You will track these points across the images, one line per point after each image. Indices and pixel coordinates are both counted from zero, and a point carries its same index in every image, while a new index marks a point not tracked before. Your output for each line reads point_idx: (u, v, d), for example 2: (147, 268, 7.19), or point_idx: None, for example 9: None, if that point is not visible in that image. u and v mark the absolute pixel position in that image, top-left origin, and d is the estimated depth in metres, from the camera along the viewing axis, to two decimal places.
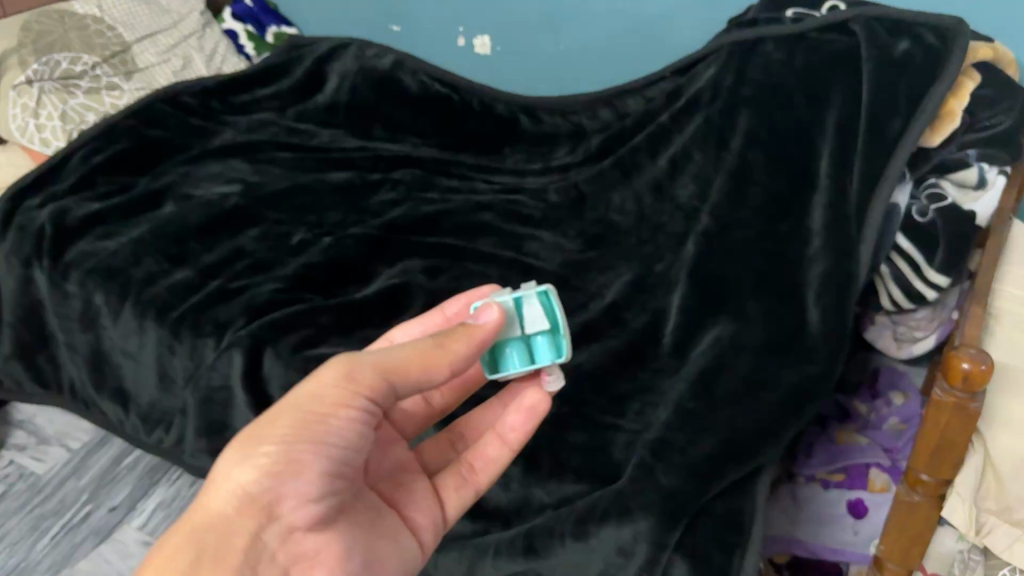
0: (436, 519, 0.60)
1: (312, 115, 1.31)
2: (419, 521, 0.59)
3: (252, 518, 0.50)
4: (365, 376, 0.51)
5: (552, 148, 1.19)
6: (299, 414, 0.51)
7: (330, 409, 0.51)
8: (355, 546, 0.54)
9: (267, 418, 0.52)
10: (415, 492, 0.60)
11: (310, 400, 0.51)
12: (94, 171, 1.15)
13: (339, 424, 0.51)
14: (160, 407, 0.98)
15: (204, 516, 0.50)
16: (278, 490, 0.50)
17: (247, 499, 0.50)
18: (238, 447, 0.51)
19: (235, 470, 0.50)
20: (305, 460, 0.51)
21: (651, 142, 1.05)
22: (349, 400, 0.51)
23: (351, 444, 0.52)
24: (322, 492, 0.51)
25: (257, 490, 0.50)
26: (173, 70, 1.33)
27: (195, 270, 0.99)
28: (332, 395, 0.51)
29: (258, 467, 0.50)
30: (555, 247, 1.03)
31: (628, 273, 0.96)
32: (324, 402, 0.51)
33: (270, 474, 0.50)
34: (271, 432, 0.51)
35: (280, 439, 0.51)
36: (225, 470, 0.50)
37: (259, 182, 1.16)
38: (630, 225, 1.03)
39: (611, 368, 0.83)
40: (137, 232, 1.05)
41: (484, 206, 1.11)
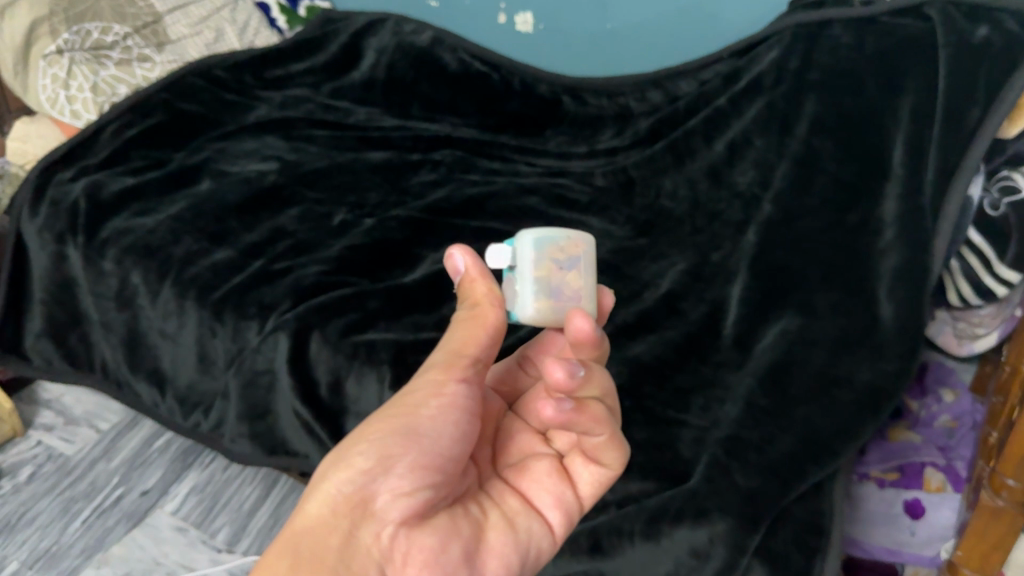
0: (564, 496, 0.56)
1: (348, 92, 1.27)
2: (543, 500, 0.55)
3: (349, 518, 0.46)
4: (447, 358, 0.51)
5: (597, 131, 1.16)
6: (391, 411, 0.50)
7: (421, 400, 0.50)
8: (456, 538, 0.49)
9: (362, 424, 0.50)
10: (536, 472, 0.56)
11: (401, 399, 0.51)
12: (127, 147, 1.12)
13: (430, 414, 0.49)
14: (199, 390, 0.95)
15: (303, 522, 0.46)
16: (372, 488, 0.47)
17: (341, 498, 0.47)
18: (334, 453, 0.49)
19: (332, 476, 0.48)
20: (396, 453, 0.48)
21: (706, 126, 1.02)
22: (440, 386, 0.50)
23: (446, 436, 0.50)
24: (416, 485, 0.48)
25: (351, 490, 0.47)
26: (205, 43, 1.29)
27: (236, 249, 0.96)
28: (423, 385, 0.50)
29: (352, 467, 0.48)
30: (604, 233, 1.00)
31: (683, 261, 0.93)
32: (415, 395, 0.50)
33: (364, 472, 0.47)
34: (365, 431, 0.49)
35: (374, 437, 0.48)
36: (322, 475, 0.48)
37: (296, 161, 1.12)
38: (683, 212, 1.00)
39: (671, 360, 0.81)
40: (174, 210, 1.01)
41: (528, 189, 1.07)
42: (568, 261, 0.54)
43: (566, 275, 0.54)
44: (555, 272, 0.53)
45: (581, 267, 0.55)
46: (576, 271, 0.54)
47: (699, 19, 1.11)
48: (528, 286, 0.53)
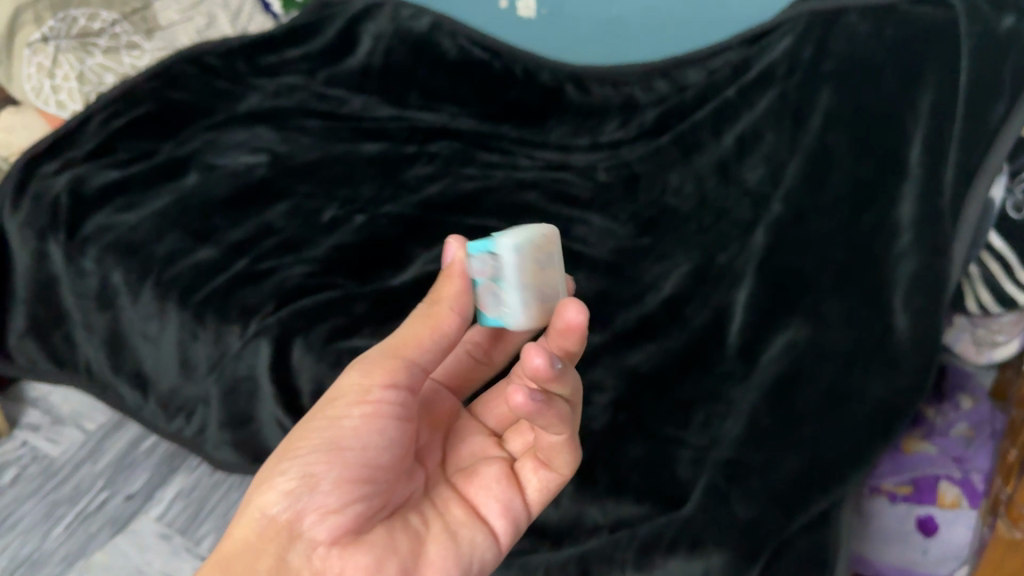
0: (513, 502, 0.55)
1: (344, 80, 1.22)
2: (490, 507, 0.55)
3: (275, 542, 0.49)
4: (377, 364, 0.51)
5: (601, 122, 1.10)
6: (317, 424, 0.51)
7: (344, 410, 0.50)
8: (392, 554, 0.50)
9: (289, 439, 0.52)
10: (485, 477, 0.56)
11: (329, 408, 0.51)
12: (114, 137, 1.08)
13: (352, 425, 0.50)
14: (182, 395, 0.91)
15: (231, 547, 0.49)
16: (297, 508, 0.49)
17: (267, 522, 0.49)
18: (263, 474, 0.51)
19: (257, 497, 0.50)
20: (318, 471, 0.49)
21: (715, 119, 0.97)
22: (363, 395, 0.50)
23: (373, 446, 0.50)
24: (341, 501, 0.49)
25: (278, 512, 0.49)
26: (196, 29, 1.25)
27: (220, 248, 0.92)
28: (345, 393, 0.51)
29: (276, 487, 0.50)
30: (604, 231, 0.96)
31: (688, 263, 0.88)
32: (338, 406, 0.51)
33: (288, 493, 0.49)
34: (289, 451, 0.51)
35: (298, 457, 0.50)
36: (250, 498, 0.51)
37: (288, 153, 1.08)
38: (690, 210, 0.94)
39: (671, 372, 0.76)
40: (158, 204, 0.97)
41: (527, 184, 1.03)
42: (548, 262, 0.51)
43: (545, 272, 0.51)
44: (537, 273, 0.50)
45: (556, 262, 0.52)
46: (553, 266, 0.51)
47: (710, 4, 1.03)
48: (517, 298, 0.49)
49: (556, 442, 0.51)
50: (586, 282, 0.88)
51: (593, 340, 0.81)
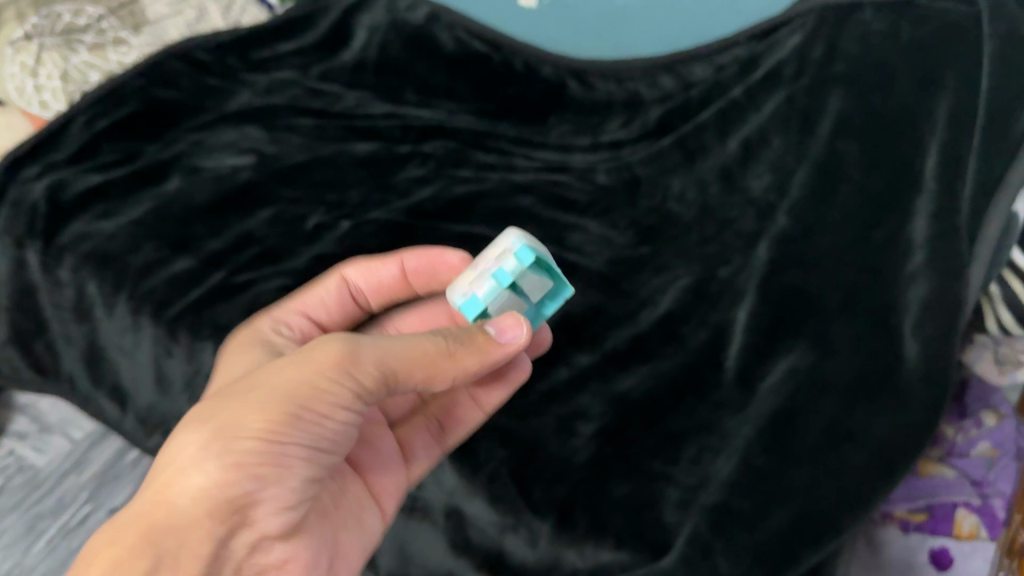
0: (399, 480, 0.66)
1: (337, 75, 1.17)
2: (386, 489, 0.65)
3: (223, 521, 0.51)
4: (367, 377, 0.54)
5: (604, 119, 1.05)
6: (296, 407, 0.53)
7: (332, 412, 0.54)
8: (321, 546, 0.57)
9: (254, 409, 0.52)
10: (382, 450, 0.66)
11: (312, 394, 0.53)
12: (99, 138, 1.04)
13: (330, 428, 0.54)
14: (159, 411, 0.88)
15: (174, 519, 0.50)
16: (256, 488, 0.52)
17: (204, 492, 0.51)
18: (215, 436, 0.52)
19: (212, 467, 0.51)
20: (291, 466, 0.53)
21: (721, 121, 0.91)
22: (350, 404, 0.54)
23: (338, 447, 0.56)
24: (296, 499, 0.54)
25: (230, 489, 0.51)
26: (187, 22, 1.20)
27: (198, 259, 0.88)
28: (335, 393, 0.53)
29: (231, 461, 0.51)
30: (601, 239, 0.91)
31: (687, 276, 0.83)
32: (330, 406, 0.53)
33: (257, 475, 0.52)
34: (259, 427, 0.52)
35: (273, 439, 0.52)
36: (188, 450, 0.51)
37: (276, 154, 1.04)
38: (692, 218, 0.88)
39: (663, 398, 0.71)
40: (137, 212, 0.94)
41: (523, 188, 0.98)
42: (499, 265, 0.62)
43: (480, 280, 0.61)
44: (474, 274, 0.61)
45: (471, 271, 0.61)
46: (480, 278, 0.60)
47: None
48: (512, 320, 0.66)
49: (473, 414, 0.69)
50: (579, 295, 0.83)
51: (581, 362, 0.76)
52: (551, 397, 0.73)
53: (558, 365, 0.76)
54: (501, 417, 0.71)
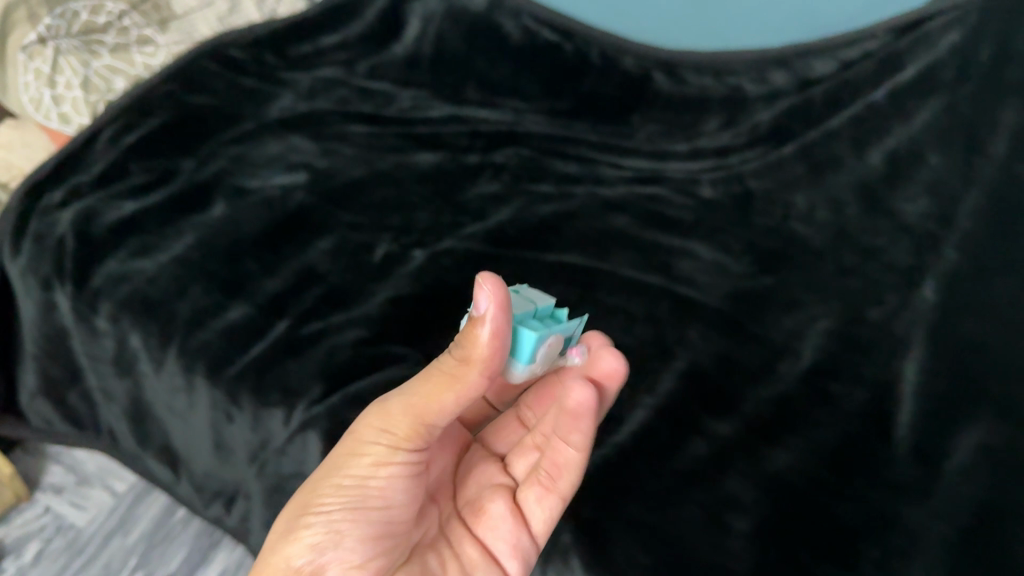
0: (522, 542, 0.57)
1: (389, 71, 1.05)
2: (501, 550, 0.57)
3: None
4: (401, 426, 0.50)
5: (700, 119, 0.92)
6: (340, 478, 0.52)
7: (371, 471, 0.51)
8: None
9: (315, 481, 0.53)
10: (492, 517, 0.57)
11: (354, 458, 0.51)
12: (128, 157, 0.92)
13: (380, 483, 0.51)
14: (218, 478, 0.77)
15: None
16: (322, 562, 0.52)
17: (293, 572, 0.52)
18: (294, 513, 0.53)
19: (284, 545, 0.52)
20: (345, 530, 0.51)
21: (855, 130, 0.83)
22: (389, 456, 0.51)
23: (394, 502, 0.52)
24: (366, 558, 0.52)
25: (303, 563, 0.52)
26: (217, 16, 1.06)
27: (255, 304, 0.76)
28: (375, 450, 0.51)
29: (301, 541, 0.52)
30: (716, 267, 0.79)
31: (829, 316, 0.72)
32: (365, 466, 0.51)
33: (313, 547, 0.52)
34: (314, 501, 0.52)
35: (321, 512, 0.52)
36: (278, 543, 0.53)
37: (329, 169, 0.92)
38: (823, 243, 0.79)
39: (828, 480, 0.60)
40: (181, 246, 0.82)
41: (615, 206, 0.86)
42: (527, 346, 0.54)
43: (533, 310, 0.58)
44: None
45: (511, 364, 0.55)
46: None
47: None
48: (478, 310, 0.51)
49: (572, 454, 0.56)
50: (702, 341, 0.72)
51: (721, 432, 0.64)
52: (691, 478, 0.61)
53: (695, 436, 0.64)
54: (633, 505, 0.59)
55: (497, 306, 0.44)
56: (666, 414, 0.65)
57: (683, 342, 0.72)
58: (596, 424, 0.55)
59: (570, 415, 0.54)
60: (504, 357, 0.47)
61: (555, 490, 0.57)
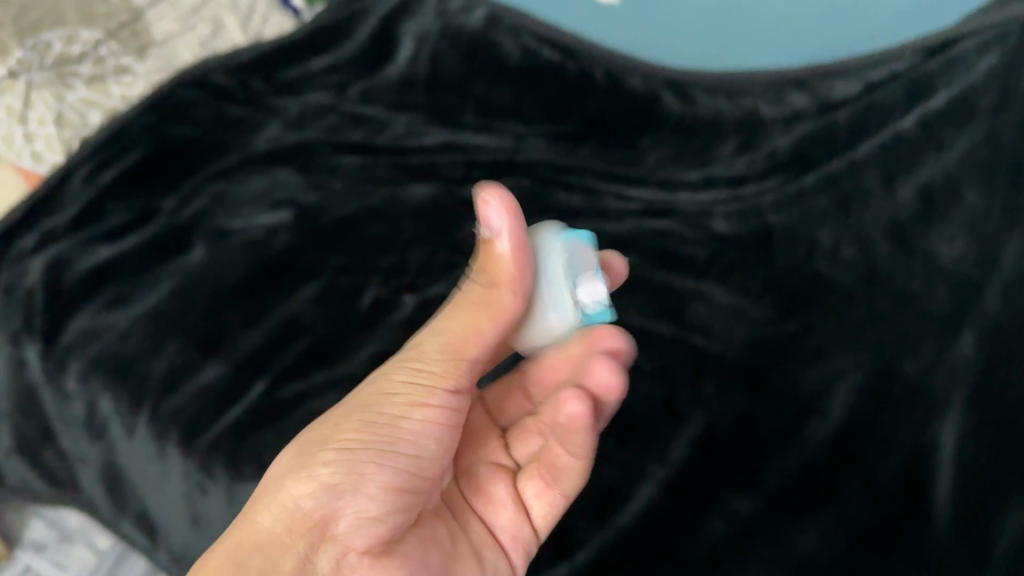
0: (524, 532, 0.56)
1: (383, 94, 0.98)
2: (502, 535, 0.56)
3: (306, 536, 0.48)
4: (437, 365, 0.50)
5: (714, 143, 0.85)
6: (365, 415, 0.50)
7: (404, 411, 0.50)
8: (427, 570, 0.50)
9: (331, 421, 0.51)
10: (498, 498, 0.56)
11: (383, 398, 0.50)
12: (103, 197, 0.86)
13: (410, 427, 0.50)
14: (196, 550, 0.71)
15: (255, 535, 0.47)
16: (336, 506, 0.48)
17: (300, 515, 0.48)
18: (304, 450, 0.50)
19: (291, 485, 0.49)
20: (370, 474, 0.49)
21: (884, 162, 0.75)
22: (425, 397, 0.50)
23: (425, 453, 0.51)
24: (386, 508, 0.49)
25: (311, 506, 0.48)
26: (200, 40, 1.00)
27: (230, 363, 0.70)
28: (409, 391, 0.50)
29: (315, 479, 0.49)
30: (732, 311, 0.72)
31: (858, 370, 0.65)
32: (398, 406, 0.50)
33: (329, 487, 0.48)
34: (333, 438, 0.49)
35: (340, 447, 0.49)
36: (285, 478, 0.49)
37: (316, 206, 0.85)
38: (852, 284, 0.70)
39: (860, 565, 0.54)
40: (155, 297, 0.76)
41: (622, 243, 0.79)
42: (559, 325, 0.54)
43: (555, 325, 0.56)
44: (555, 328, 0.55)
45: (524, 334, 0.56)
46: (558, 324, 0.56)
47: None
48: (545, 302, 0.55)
49: (570, 459, 0.52)
50: (717, 399, 0.65)
51: (739, 509, 0.58)
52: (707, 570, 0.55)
53: (709, 517, 0.58)
54: None
55: (509, 215, 0.46)
56: (677, 489, 0.59)
57: (698, 401, 0.65)
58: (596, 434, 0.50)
59: (567, 430, 0.49)
60: (531, 273, 0.48)
61: (562, 487, 0.55)
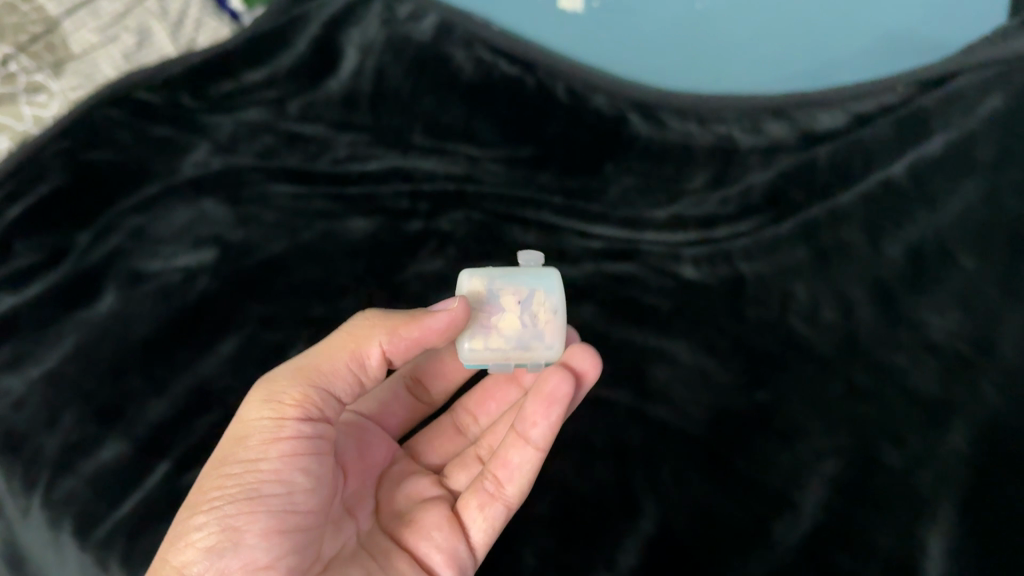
0: (457, 547, 0.55)
1: (322, 111, 0.89)
2: (434, 558, 0.54)
3: None
4: (290, 394, 0.51)
5: (683, 173, 0.78)
6: (228, 467, 0.49)
7: (260, 453, 0.49)
8: None
9: (198, 487, 0.49)
10: (427, 526, 0.56)
11: (241, 446, 0.50)
12: (9, 234, 0.77)
13: (271, 465, 0.49)
14: None
15: None
16: (222, 567, 0.46)
17: None
18: (179, 521, 0.48)
19: (173, 555, 0.46)
20: (243, 525, 0.47)
21: (871, 209, 0.70)
22: (277, 431, 0.50)
23: (297, 486, 0.49)
24: (273, 554, 0.46)
25: (200, 572, 0.45)
26: (123, 53, 0.91)
27: (133, 441, 0.62)
28: (262, 429, 0.50)
29: (194, 544, 0.46)
30: (696, 375, 0.64)
31: (836, 456, 0.57)
32: (252, 449, 0.49)
33: (208, 550, 0.46)
34: (205, 501, 0.48)
35: (213, 511, 0.47)
36: (167, 552, 0.46)
37: (242, 243, 0.76)
38: (831, 351, 0.63)
39: None
40: (57, 358, 0.68)
41: (579, 291, 0.70)
42: (551, 292, 0.57)
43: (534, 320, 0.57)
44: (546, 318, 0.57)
45: (530, 346, 0.56)
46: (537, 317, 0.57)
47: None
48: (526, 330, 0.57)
49: (528, 453, 0.55)
50: (677, 486, 0.57)
51: None
52: None
53: None
54: None
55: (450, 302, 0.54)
56: None
57: (655, 485, 0.57)
58: (564, 420, 0.54)
59: (546, 400, 0.54)
60: (437, 336, 0.53)
61: (503, 498, 0.55)
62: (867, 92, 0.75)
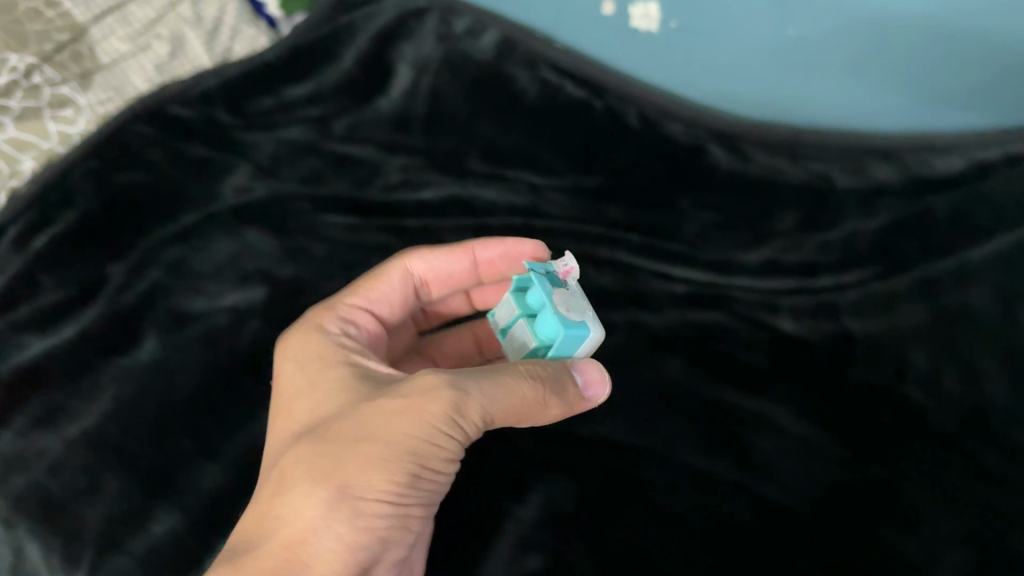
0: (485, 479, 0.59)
1: (371, 131, 0.82)
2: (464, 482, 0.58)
3: None
4: (474, 425, 0.49)
5: (772, 212, 0.72)
6: (404, 460, 0.47)
7: (437, 466, 0.48)
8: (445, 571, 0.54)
9: (365, 465, 0.46)
10: None
11: (420, 446, 0.47)
12: (36, 266, 0.71)
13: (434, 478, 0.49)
14: None
15: None
16: (381, 554, 0.47)
17: (351, 565, 0.46)
18: (342, 496, 0.46)
19: (338, 534, 0.45)
20: (404, 525, 0.48)
21: (1003, 272, 0.65)
22: (453, 453, 0.49)
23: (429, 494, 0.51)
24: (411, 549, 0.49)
25: (363, 556, 0.46)
26: (154, 63, 0.85)
27: (187, 513, 0.57)
28: (445, 446, 0.48)
29: (366, 530, 0.46)
30: (803, 447, 0.58)
31: (966, 548, 0.53)
32: (433, 459, 0.48)
33: (377, 540, 0.46)
34: (378, 489, 0.46)
35: (382, 501, 0.46)
36: (328, 530, 0.45)
37: (293, 280, 0.70)
38: (951, 428, 0.58)
39: None
40: (97, 414, 0.62)
41: (669, 346, 0.65)
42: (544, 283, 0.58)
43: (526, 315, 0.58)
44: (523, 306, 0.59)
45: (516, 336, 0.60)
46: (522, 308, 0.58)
47: (955, 21, 0.62)
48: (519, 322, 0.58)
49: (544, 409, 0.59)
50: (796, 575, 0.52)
51: None
52: None
53: None
54: None
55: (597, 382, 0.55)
56: None
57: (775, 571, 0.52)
58: None
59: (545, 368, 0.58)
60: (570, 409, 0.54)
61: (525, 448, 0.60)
62: (990, 139, 0.68)
